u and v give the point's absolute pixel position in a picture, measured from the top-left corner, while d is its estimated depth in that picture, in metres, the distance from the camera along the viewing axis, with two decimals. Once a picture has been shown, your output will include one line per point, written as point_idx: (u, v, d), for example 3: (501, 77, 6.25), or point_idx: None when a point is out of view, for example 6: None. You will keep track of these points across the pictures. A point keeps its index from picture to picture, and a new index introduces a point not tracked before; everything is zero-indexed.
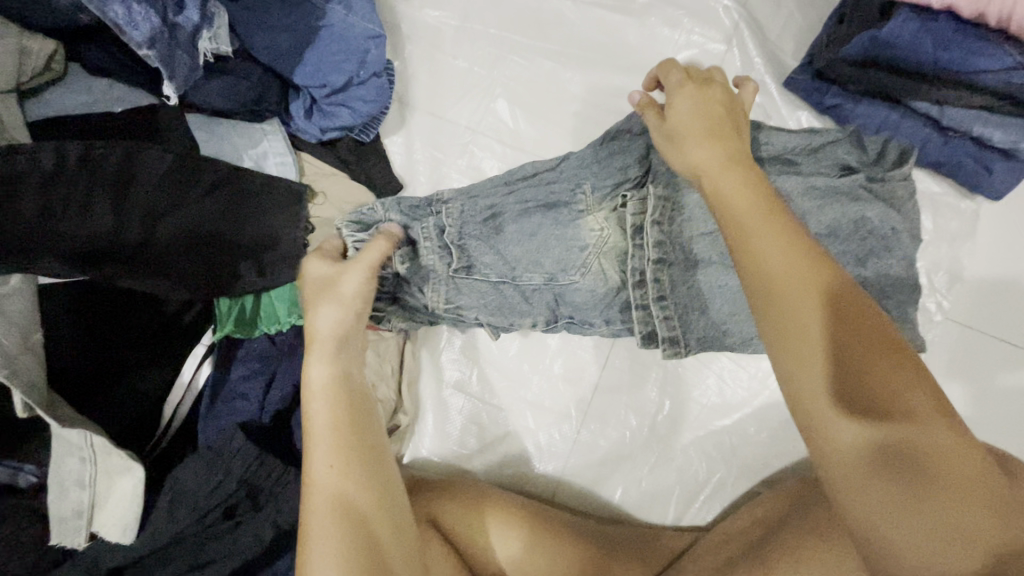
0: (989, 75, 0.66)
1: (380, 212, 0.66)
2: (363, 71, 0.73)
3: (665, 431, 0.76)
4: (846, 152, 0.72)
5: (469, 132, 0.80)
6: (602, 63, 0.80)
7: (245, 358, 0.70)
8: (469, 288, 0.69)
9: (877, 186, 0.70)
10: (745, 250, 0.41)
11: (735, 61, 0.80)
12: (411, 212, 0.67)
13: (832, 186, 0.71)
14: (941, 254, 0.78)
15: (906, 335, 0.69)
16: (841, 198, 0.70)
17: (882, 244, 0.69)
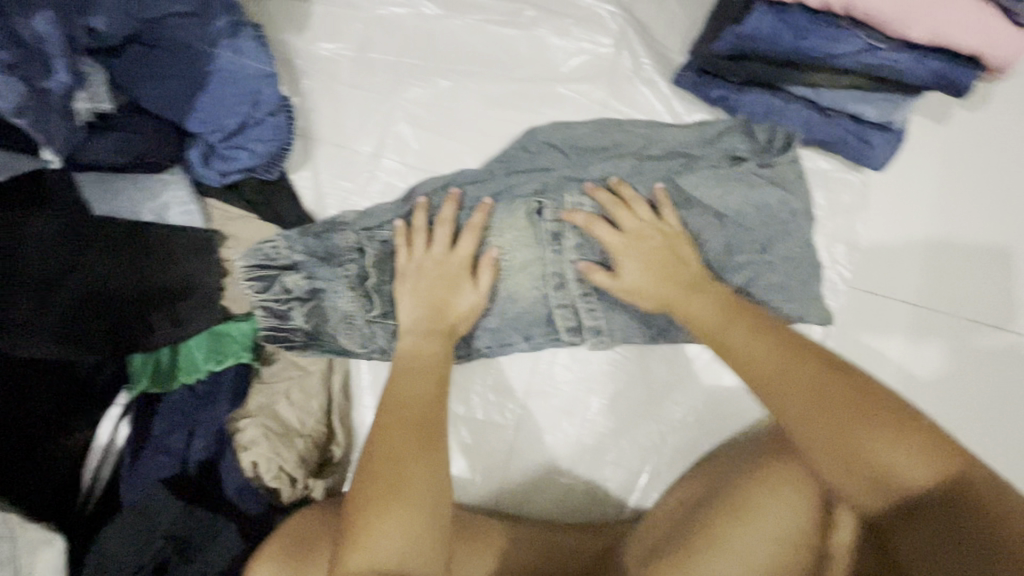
0: (847, 58, 0.69)
1: (280, 247, 0.69)
2: (258, 111, 0.73)
3: (597, 427, 0.78)
4: (740, 142, 0.77)
5: (376, 159, 0.81)
6: (499, 78, 0.82)
7: (166, 410, 0.70)
8: (386, 324, 0.72)
9: (770, 170, 0.75)
10: (759, 381, 0.55)
11: (626, 63, 0.83)
12: (316, 242, 0.71)
13: (724, 172, 0.75)
14: (837, 226, 0.82)
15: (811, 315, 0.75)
16: (740, 181, 0.75)
17: (784, 228, 0.75)
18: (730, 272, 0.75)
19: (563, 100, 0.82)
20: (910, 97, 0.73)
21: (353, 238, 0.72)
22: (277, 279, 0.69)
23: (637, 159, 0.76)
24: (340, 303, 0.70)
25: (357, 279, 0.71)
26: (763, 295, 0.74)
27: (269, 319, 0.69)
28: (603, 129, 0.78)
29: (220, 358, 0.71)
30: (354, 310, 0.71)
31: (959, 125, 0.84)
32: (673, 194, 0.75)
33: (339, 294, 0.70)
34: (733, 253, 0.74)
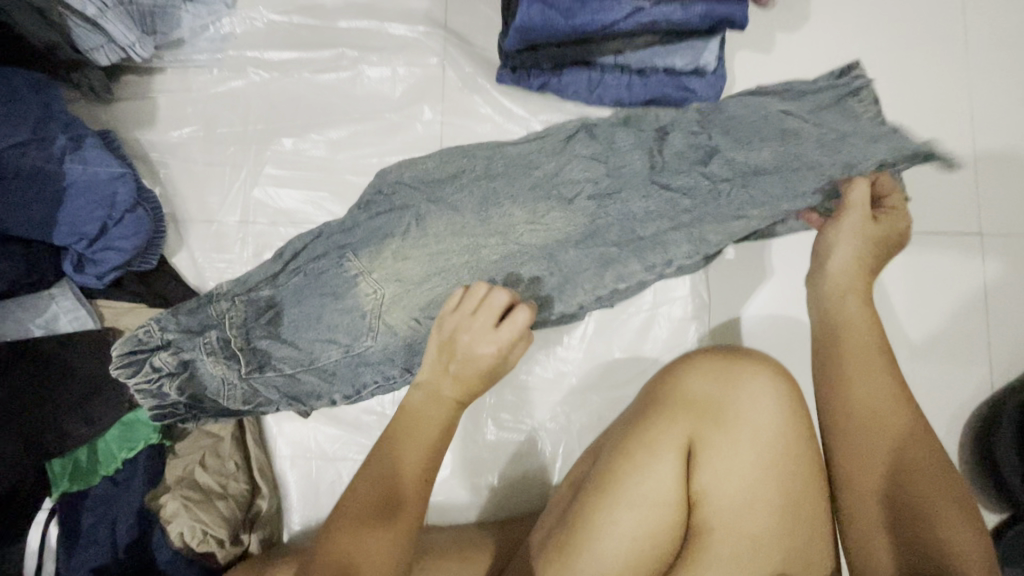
0: (621, 23, 0.70)
1: (150, 328, 0.74)
2: (115, 212, 0.78)
3: (504, 423, 0.81)
4: (580, 138, 0.77)
5: (243, 225, 0.86)
6: (340, 121, 0.86)
7: (93, 503, 0.75)
8: (264, 379, 0.76)
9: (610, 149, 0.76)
10: (628, 479, 0.60)
11: (453, 76, 0.86)
12: (186, 317, 0.76)
13: (578, 165, 0.76)
14: None
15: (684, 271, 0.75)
16: (585, 172, 0.75)
17: (632, 193, 0.76)
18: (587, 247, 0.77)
19: (403, 126, 0.86)
20: (710, 40, 0.77)
21: (220, 308, 0.77)
22: (147, 360, 0.74)
23: (486, 174, 0.78)
24: (212, 369, 0.75)
25: (219, 346, 0.75)
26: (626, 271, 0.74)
27: (148, 399, 0.74)
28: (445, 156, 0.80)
29: (132, 445, 0.77)
30: (227, 373, 0.76)
31: (784, 49, 0.87)
32: (530, 204, 0.75)
33: (209, 362, 0.75)
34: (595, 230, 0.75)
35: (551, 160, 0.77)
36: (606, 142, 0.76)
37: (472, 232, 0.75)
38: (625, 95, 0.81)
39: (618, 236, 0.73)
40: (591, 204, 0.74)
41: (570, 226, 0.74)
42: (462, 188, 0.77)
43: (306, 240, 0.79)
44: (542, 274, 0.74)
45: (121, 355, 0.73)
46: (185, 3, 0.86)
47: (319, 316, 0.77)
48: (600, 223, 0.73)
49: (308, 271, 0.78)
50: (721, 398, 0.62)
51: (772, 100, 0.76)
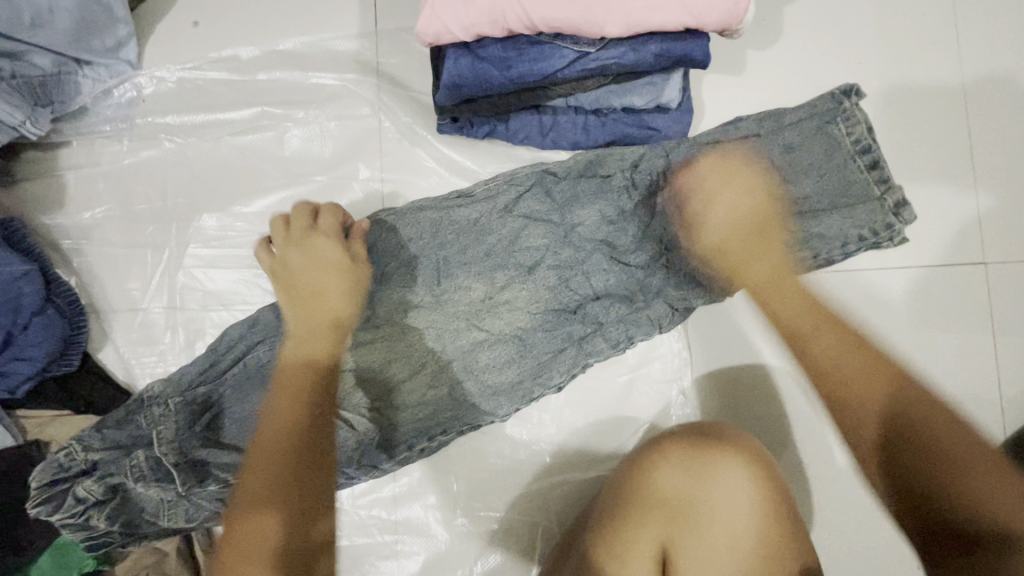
0: (564, 72, 0.61)
1: (73, 452, 0.67)
2: (21, 317, 0.69)
3: (475, 511, 0.75)
4: (539, 197, 0.71)
5: (172, 312, 0.77)
6: (268, 188, 0.77)
7: None
8: (206, 493, 0.69)
9: (559, 201, 0.71)
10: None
11: (389, 128, 0.77)
12: (114, 433, 0.68)
13: (529, 222, 0.71)
14: None
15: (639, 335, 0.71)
16: (537, 231, 0.71)
17: (575, 256, 0.71)
18: (543, 300, 0.72)
19: (339, 186, 0.77)
20: (670, 74, 0.67)
21: (149, 419, 0.68)
22: (70, 491, 0.66)
23: (433, 237, 0.71)
24: (144, 493, 0.68)
25: (148, 469, 0.67)
26: (586, 329, 0.72)
27: (76, 532, 0.67)
28: (396, 226, 0.71)
29: (65, 572, 0.70)
30: (161, 495, 0.68)
31: (756, 70, 0.77)
32: (482, 270, 0.71)
33: (143, 487, 0.67)
34: (545, 300, 0.72)
35: (500, 223, 0.71)
36: (570, 201, 0.71)
37: (426, 310, 0.71)
38: (581, 138, 0.72)
39: (575, 308, 0.72)
40: (553, 276, 0.71)
41: (523, 295, 0.72)
42: (408, 260, 0.71)
43: (247, 327, 0.72)
44: (508, 344, 0.72)
45: (39, 489, 0.65)
46: (81, 67, 0.75)
47: (260, 416, 0.69)
48: (561, 295, 0.72)
49: (244, 362, 0.70)
50: (690, 496, 0.55)
51: (749, 133, 0.68)
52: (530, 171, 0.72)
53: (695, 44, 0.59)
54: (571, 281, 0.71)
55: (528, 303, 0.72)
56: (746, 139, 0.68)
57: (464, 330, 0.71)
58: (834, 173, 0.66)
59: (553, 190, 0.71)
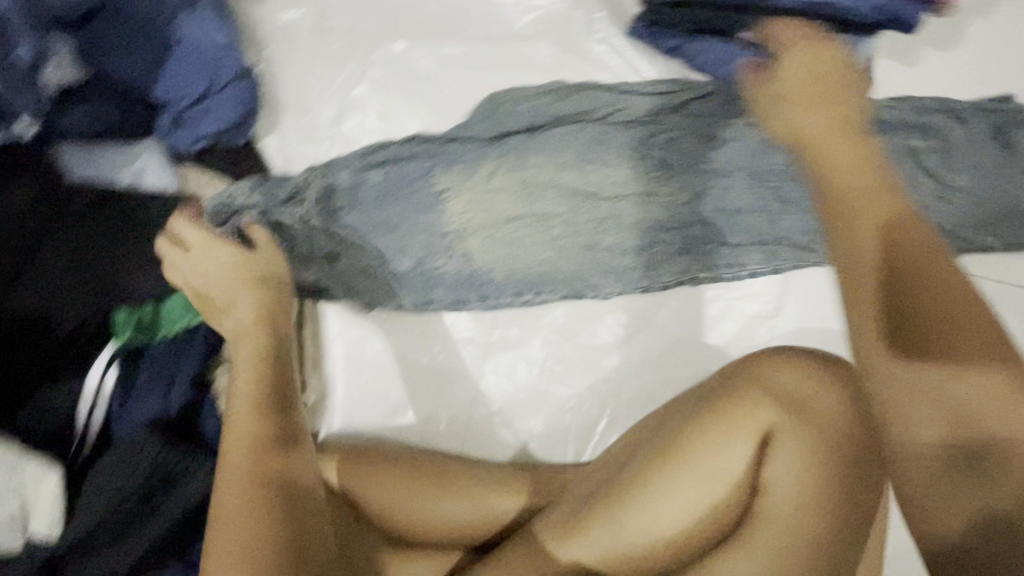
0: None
1: (240, 189, 0.74)
2: (220, 79, 0.78)
3: (557, 378, 0.82)
4: (704, 107, 0.80)
5: (339, 122, 0.84)
6: (458, 39, 0.83)
7: (151, 360, 0.75)
8: (335, 269, 0.78)
9: (721, 122, 0.80)
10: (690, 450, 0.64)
11: (581, 18, 0.83)
12: (275, 186, 0.75)
13: (690, 126, 0.80)
14: (806, 185, 0.79)
15: (751, 258, 0.80)
16: (694, 137, 0.80)
17: (721, 171, 0.80)
18: (679, 200, 0.80)
19: (521, 56, 0.83)
20: (862, 40, 0.75)
21: (314, 180, 0.76)
22: (232, 216, 0.74)
23: (602, 122, 0.79)
24: (295, 238, 0.76)
25: (303, 221, 0.75)
26: (704, 241, 0.80)
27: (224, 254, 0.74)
28: (569, 99, 0.80)
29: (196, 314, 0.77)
30: (306, 247, 0.76)
31: (927, 69, 0.82)
32: (638, 162, 0.79)
33: (297, 234, 0.76)
34: (681, 209, 0.80)
35: (667, 125, 0.80)
36: (723, 120, 0.80)
37: (576, 179, 0.79)
38: (758, 77, 0.78)
39: (702, 219, 0.80)
40: (694, 184, 0.80)
41: (664, 192, 0.80)
42: (571, 130, 0.79)
43: (413, 147, 0.78)
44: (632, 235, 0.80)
45: (213, 202, 0.73)
46: None
47: (398, 221, 0.77)
48: (697, 205, 0.80)
49: (392, 167, 0.77)
50: (799, 393, 0.63)
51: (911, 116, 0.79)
52: (700, 86, 0.80)
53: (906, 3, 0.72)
54: (709, 191, 0.80)
55: (664, 199, 0.80)
56: (922, 122, 0.79)
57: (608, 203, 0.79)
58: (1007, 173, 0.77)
59: (724, 101, 0.80)
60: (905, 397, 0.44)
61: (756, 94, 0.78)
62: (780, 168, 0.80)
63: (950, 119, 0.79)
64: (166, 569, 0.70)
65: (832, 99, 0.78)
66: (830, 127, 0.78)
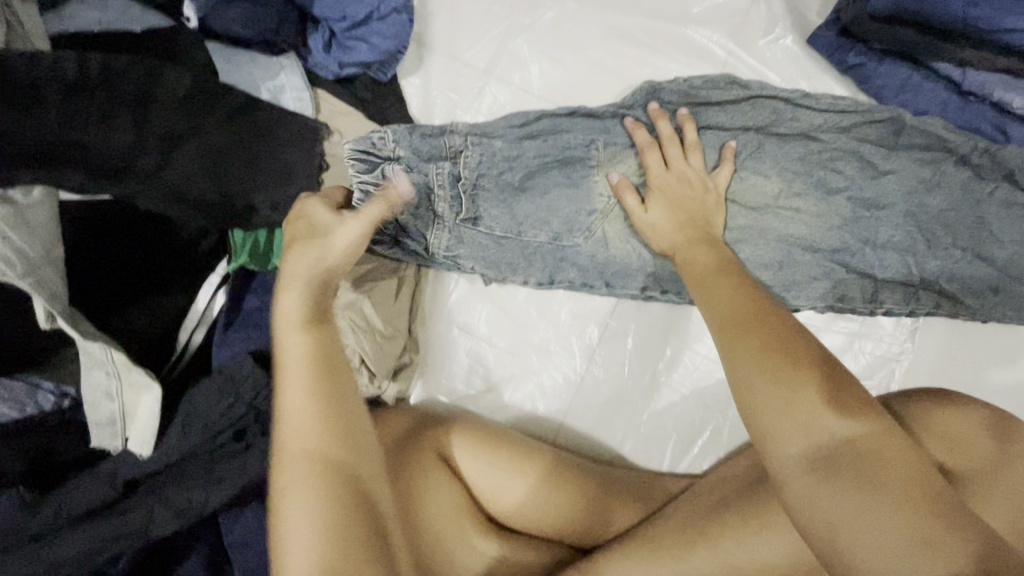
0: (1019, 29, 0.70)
1: (387, 138, 0.71)
2: (383, 6, 0.71)
3: (666, 382, 0.78)
4: (875, 133, 0.75)
5: (489, 75, 0.78)
6: (630, 10, 0.78)
7: (260, 287, 0.71)
8: (469, 232, 0.73)
9: (892, 154, 0.75)
10: None
11: (761, 15, 0.79)
12: (423, 141, 0.72)
13: (856, 149, 0.75)
14: (967, 231, 0.75)
15: (894, 298, 0.75)
16: (859, 160, 0.75)
17: (881, 201, 0.75)
18: (831, 223, 0.75)
19: (691, 41, 0.78)
20: None
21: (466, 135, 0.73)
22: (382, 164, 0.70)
23: (764, 129, 0.76)
24: (438, 204, 0.71)
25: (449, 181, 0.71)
26: (849, 272, 0.75)
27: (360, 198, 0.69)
28: (737, 103, 0.76)
29: None
30: (445, 213, 0.72)
31: None
32: (796, 177, 0.75)
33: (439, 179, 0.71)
34: (834, 234, 0.75)
35: (834, 143, 0.75)
36: (890, 150, 0.75)
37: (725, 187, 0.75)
38: (935, 111, 0.75)
39: (851, 247, 0.75)
40: (847, 209, 0.75)
41: (817, 213, 0.75)
42: (735, 128, 0.75)
43: (570, 122, 0.75)
44: (776, 249, 0.75)
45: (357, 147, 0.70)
46: None
47: (547, 191, 0.72)
48: (852, 231, 0.75)
49: (551, 138, 0.73)
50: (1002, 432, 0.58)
51: None
52: (878, 109, 0.75)
53: None
54: (863, 220, 0.75)
55: (815, 219, 0.75)
56: None
57: (756, 215, 0.75)
58: None
59: (899, 130, 0.75)
60: (775, 421, 0.52)
61: (931, 128, 0.75)
62: (944, 210, 0.75)
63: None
64: (247, 512, 0.65)
65: (1015, 148, 0.74)
66: (1004, 176, 0.74)
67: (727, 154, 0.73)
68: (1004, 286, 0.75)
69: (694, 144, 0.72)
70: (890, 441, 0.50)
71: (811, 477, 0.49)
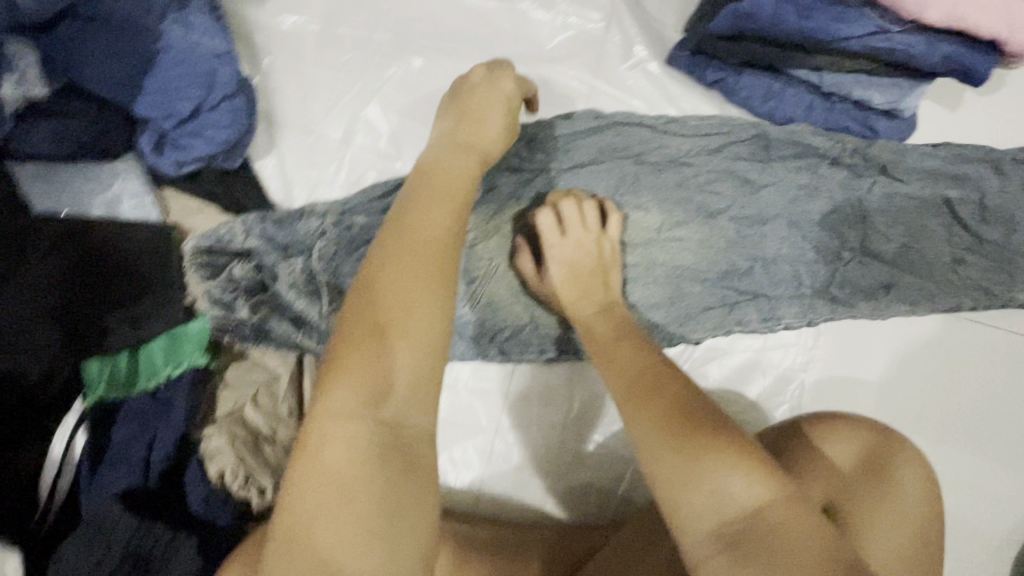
0: (852, 41, 0.64)
1: (235, 231, 0.68)
2: (213, 95, 0.67)
3: (578, 429, 0.78)
4: (745, 149, 0.74)
5: (347, 144, 0.75)
6: (483, 57, 0.75)
7: (127, 416, 0.66)
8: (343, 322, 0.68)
9: (763, 168, 0.74)
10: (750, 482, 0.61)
11: (617, 42, 0.76)
12: (274, 230, 0.69)
13: (728, 168, 0.74)
14: (852, 232, 0.74)
15: (790, 311, 0.74)
16: (732, 178, 0.74)
17: (761, 215, 0.74)
18: (714, 246, 0.74)
19: (550, 80, 0.76)
20: (920, 84, 0.69)
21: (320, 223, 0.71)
22: (228, 267, 0.68)
23: (635, 160, 0.73)
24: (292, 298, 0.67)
25: (303, 279, 0.67)
26: (740, 293, 0.74)
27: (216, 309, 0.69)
28: (604, 139, 0.74)
29: (178, 361, 0.68)
30: (305, 309, 0.68)
31: (968, 111, 0.78)
32: (674, 206, 0.74)
33: (286, 273, 0.66)
34: (720, 257, 0.74)
35: (705, 166, 0.74)
36: (763, 162, 0.74)
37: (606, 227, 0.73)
38: (802, 117, 0.74)
39: (740, 267, 0.74)
40: (730, 229, 0.74)
41: (698, 238, 0.74)
42: (605, 166, 0.73)
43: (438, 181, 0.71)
44: (661, 286, 0.74)
45: (201, 253, 0.68)
46: None
47: None
48: (737, 251, 0.74)
49: None
50: (876, 463, 0.59)
51: (949, 166, 0.75)
52: (744, 123, 0.74)
53: (984, 58, 0.62)
54: (746, 238, 0.74)
55: (698, 246, 0.74)
56: (967, 171, 0.75)
57: (640, 251, 0.74)
58: None
59: (767, 143, 0.74)
60: (683, 496, 0.52)
61: (799, 134, 0.73)
62: (827, 214, 0.74)
63: (988, 169, 0.75)
64: None
65: (880, 145, 0.74)
66: (877, 171, 0.74)
67: (609, 207, 0.71)
68: (896, 281, 0.75)
69: (566, 196, 0.70)
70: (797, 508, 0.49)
71: (723, 555, 0.49)
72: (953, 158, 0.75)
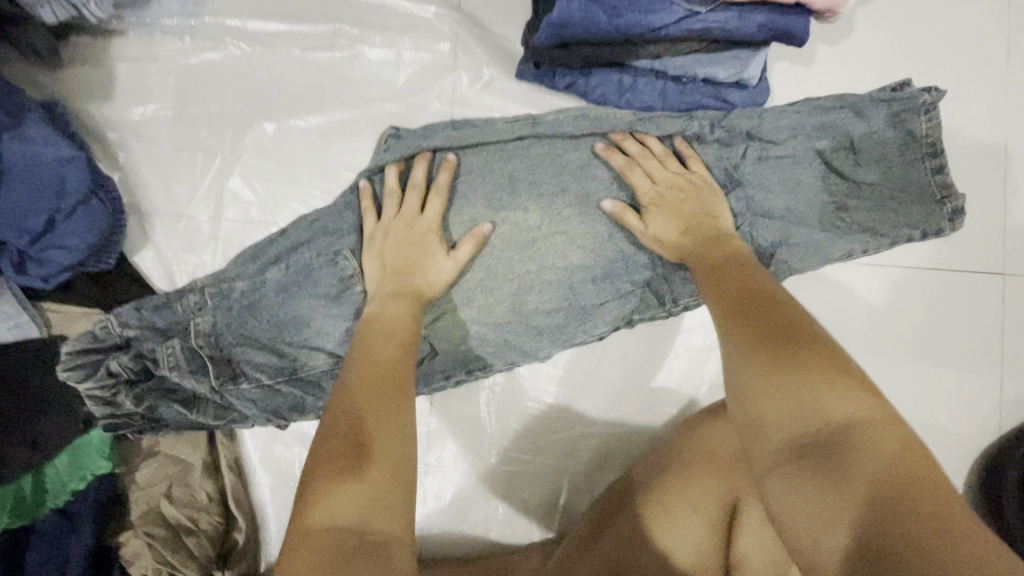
0: (672, 27, 0.65)
1: (110, 325, 0.65)
2: (65, 203, 0.65)
3: (506, 454, 0.76)
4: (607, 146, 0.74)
5: (217, 221, 0.75)
6: (335, 108, 0.75)
7: (41, 539, 0.65)
8: (238, 392, 0.67)
9: (630, 160, 0.74)
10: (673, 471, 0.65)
11: (466, 67, 0.77)
12: (155, 315, 0.66)
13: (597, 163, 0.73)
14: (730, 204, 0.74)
15: (684, 294, 0.74)
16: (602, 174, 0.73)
17: (638, 205, 0.73)
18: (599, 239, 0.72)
19: (407, 117, 0.76)
20: (757, 51, 0.70)
21: (202, 295, 0.67)
22: (104, 363, 0.64)
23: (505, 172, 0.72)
24: (179, 382, 0.65)
25: (184, 357, 0.65)
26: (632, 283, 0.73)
27: (98, 410, 0.64)
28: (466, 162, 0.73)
29: (83, 473, 0.67)
30: (195, 387, 0.66)
31: (819, 67, 0.80)
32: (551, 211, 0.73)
33: (169, 358, 0.65)
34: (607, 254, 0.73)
35: (574, 167, 0.73)
36: (628, 156, 0.74)
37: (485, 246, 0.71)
38: (660, 102, 0.74)
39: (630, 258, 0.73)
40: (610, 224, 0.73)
41: (581, 235, 0.72)
42: (473, 187, 0.72)
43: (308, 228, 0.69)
44: (554, 291, 0.72)
45: (73, 353, 0.63)
46: None
47: (307, 318, 0.67)
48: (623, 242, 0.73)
49: (289, 261, 0.68)
50: None
51: (812, 119, 0.75)
52: (602, 118, 0.74)
53: (796, 20, 0.65)
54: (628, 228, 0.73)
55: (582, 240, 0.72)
56: (829, 120, 0.75)
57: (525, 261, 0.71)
58: (905, 164, 0.74)
59: (625, 135, 0.74)
60: (785, 403, 0.44)
61: (656, 121, 0.74)
62: None
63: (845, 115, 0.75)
64: None
65: (736, 115, 0.75)
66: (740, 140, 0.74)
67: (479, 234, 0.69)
68: (787, 241, 0.74)
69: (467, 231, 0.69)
70: (874, 402, 0.42)
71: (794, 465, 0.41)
72: (812, 112, 0.76)
